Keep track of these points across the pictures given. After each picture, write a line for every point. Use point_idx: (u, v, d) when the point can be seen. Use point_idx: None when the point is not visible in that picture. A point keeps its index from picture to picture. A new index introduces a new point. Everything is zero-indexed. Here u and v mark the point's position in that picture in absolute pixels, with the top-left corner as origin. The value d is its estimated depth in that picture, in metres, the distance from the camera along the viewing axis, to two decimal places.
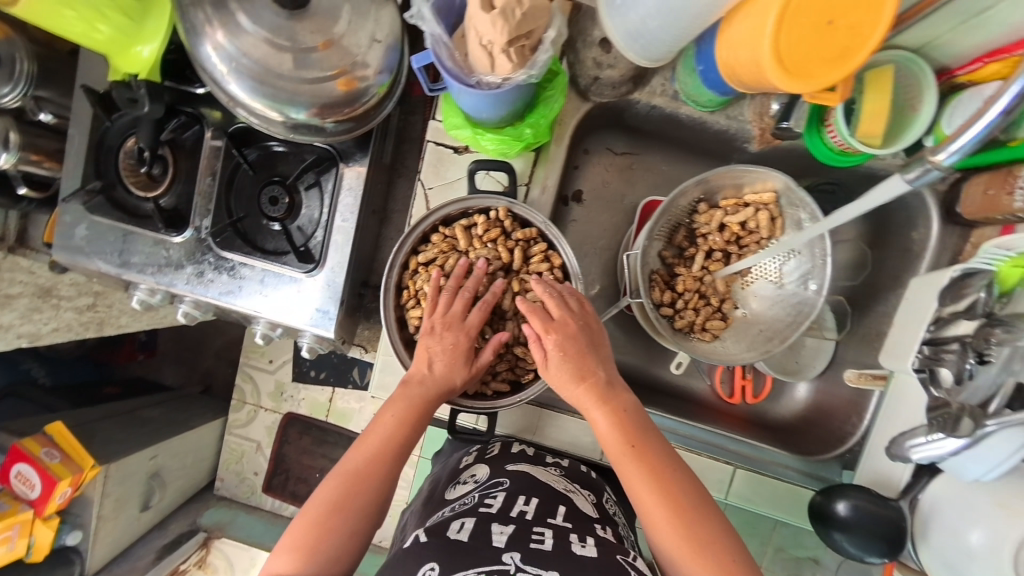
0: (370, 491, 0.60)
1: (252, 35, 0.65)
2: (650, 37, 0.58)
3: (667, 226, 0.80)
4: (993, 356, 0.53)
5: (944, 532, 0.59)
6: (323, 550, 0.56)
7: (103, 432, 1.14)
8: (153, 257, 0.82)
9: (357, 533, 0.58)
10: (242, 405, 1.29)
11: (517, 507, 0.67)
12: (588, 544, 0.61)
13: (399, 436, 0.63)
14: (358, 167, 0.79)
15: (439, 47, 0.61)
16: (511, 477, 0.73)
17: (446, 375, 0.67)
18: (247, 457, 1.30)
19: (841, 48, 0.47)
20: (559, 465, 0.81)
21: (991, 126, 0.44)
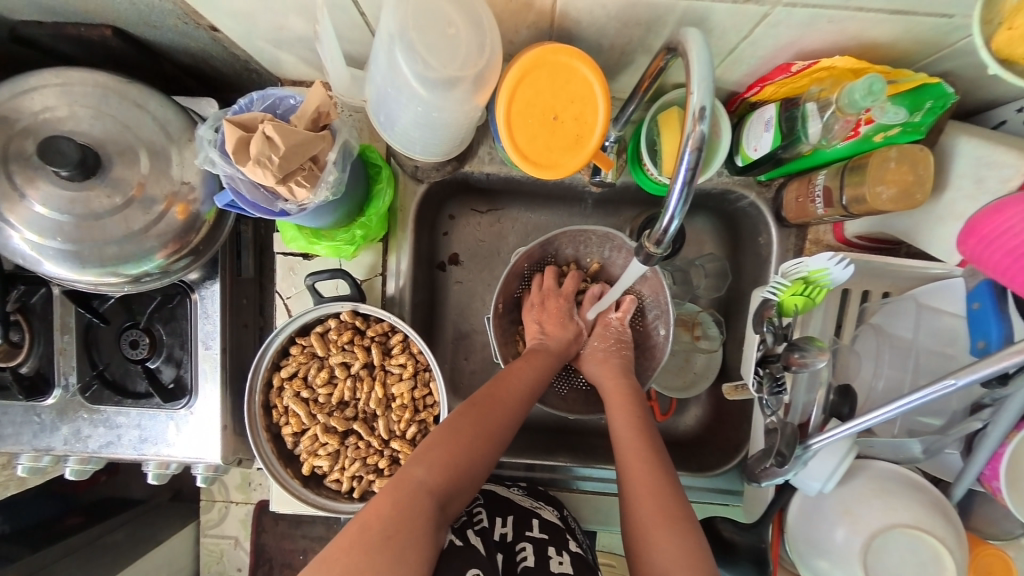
0: (503, 422, 0.68)
1: (49, 213, 0.64)
2: (422, 142, 0.60)
3: (531, 268, 0.88)
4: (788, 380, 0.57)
5: (808, 545, 0.62)
6: (456, 472, 0.61)
7: None
8: (26, 424, 0.81)
9: (485, 462, 0.64)
10: (211, 504, 1.28)
11: (498, 529, 0.75)
12: (564, 560, 0.70)
13: (540, 380, 0.75)
14: (210, 292, 0.79)
15: (237, 183, 0.62)
16: (484, 492, 0.82)
17: (563, 344, 0.82)
18: (227, 555, 1.29)
19: (573, 136, 0.50)
20: (520, 485, 0.88)
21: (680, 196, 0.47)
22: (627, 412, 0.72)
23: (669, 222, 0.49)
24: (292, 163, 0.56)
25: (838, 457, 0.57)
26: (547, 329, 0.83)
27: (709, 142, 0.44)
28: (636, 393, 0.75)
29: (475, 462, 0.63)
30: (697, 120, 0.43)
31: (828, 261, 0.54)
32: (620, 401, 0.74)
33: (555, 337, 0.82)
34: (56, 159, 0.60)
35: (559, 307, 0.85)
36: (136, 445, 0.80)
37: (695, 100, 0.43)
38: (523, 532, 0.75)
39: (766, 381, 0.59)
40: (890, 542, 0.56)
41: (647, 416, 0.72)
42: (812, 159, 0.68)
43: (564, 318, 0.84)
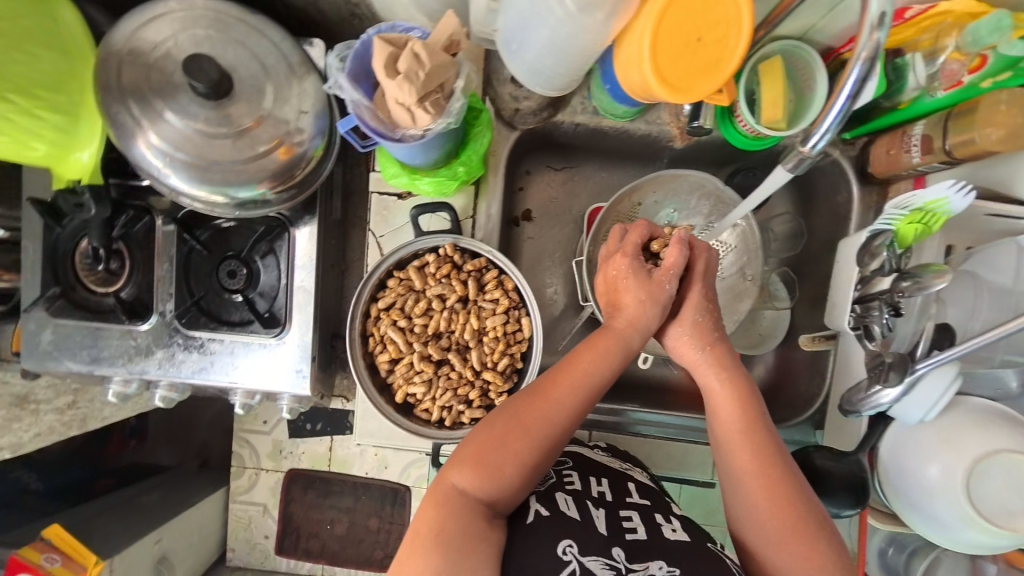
0: (548, 418, 0.61)
1: (182, 128, 0.68)
2: (548, 72, 0.63)
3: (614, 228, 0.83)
4: (906, 307, 0.60)
5: (901, 476, 0.64)
6: (494, 476, 0.59)
7: (101, 528, 1.12)
8: (122, 348, 0.83)
9: (528, 465, 0.60)
10: (242, 471, 1.26)
11: (594, 489, 0.70)
12: (676, 527, 0.66)
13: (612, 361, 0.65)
14: (308, 227, 0.82)
15: (361, 110, 0.65)
16: (572, 456, 0.78)
17: (641, 314, 0.66)
18: (255, 523, 1.27)
19: (713, 59, 0.53)
20: (601, 447, 0.86)
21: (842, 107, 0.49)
22: (728, 404, 0.63)
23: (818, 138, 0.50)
24: (432, 83, 0.59)
25: (944, 384, 0.59)
26: (624, 299, 0.67)
27: (883, 50, 0.46)
28: (745, 386, 0.64)
29: (514, 464, 0.60)
30: (874, 28, 0.46)
31: (947, 189, 0.55)
32: (725, 398, 0.64)
33: (629, 316, 0.66)
34: (197, 75, 0.62)
35: (638, 284, 0.67)
36: (227, 372, 0.83)
37: (876, 6, 0.45)
38: (623, 497, 0.70)
39: (878, 307, 0.62)
40: (992, 467, 0.58)
41: (761, 411, 0.63)
42: (908, 111, 0.70)
43: (635, 279, 0.67)
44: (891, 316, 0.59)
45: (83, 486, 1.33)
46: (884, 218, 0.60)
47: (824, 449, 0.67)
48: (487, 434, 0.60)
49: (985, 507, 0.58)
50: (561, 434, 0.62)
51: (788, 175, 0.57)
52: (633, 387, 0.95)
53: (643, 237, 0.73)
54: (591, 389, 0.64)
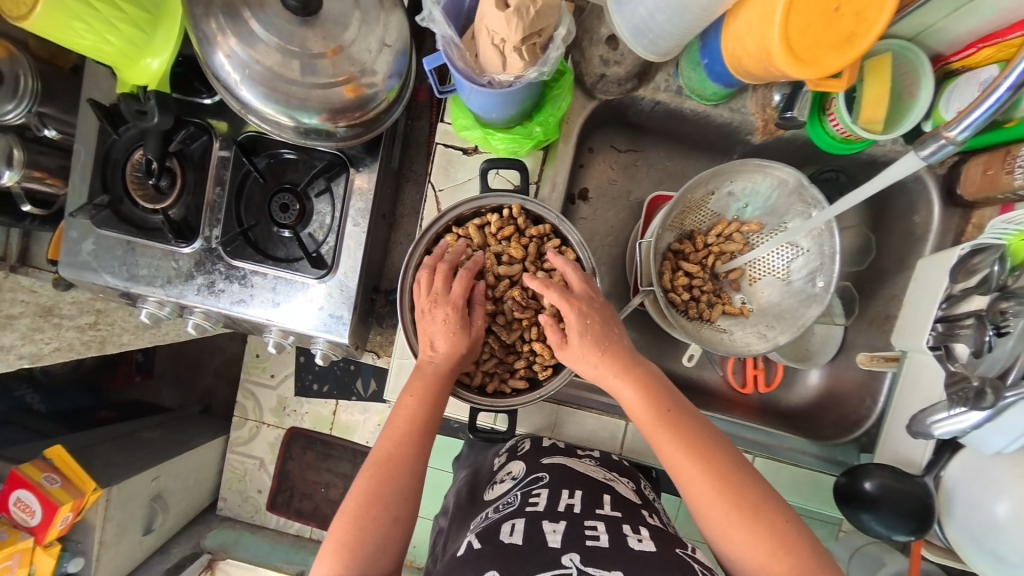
0: (410, 416, 0.63)
1: (264, 42, 0.65)
2: (658, 32, 0.61)
3: (673, 220, 0.80)
4: (1010, 328, 0.54)
5: (968, 508, 0.60)
6: (387, 497, 0.59)
7: (102, 456, 1.11)
8: (162, 269, 0.81)
9: (414, 458, 0.62)
10: (243, 422, 1.25)
11: (562, 501, 0.70)
12: (643, 538, 0.63)
13: (423, 414, 0.64)
14: (368, 171, 0.80)
15: (450, 48, 0.62)
16: (548, 471, 0.76)
17: (451, 348, 0.66)
18: (250, 475, 1.26)
19: (847, 32, 0.49)
20: (592, 457, 0.85)
21: (997, 101, 0.48)
22: (674, 433, 0.60)
23: (959, 131, 0.49)
24: (537, 25, 0.56)
25: None
26: (449, 339, 0.66)
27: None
28: (662, 395, 0.62)
29: (406, 474, 0.61)
30: None
31: None
32: (644, 413, 0.62)
33: (444, 355, 0.66)
34: None
35: (449, 318, 0.67)
36: (266, 308, 0.81)
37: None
38: (592, 510, 0.68)
39: (983, 322, 0.56)
40: None
41: (706, 436, 0.61)
42: (1015, 131, 0.68)
43: (459, 330, 0.67)
44: (993, 336, 0.55)
45: (82, 414, 1.33)
46: (994, 231, 0.57)
47: (884, 468, 0.63)
48: (359, 490, 0.60)
49: None
50: (440, 392, 0.65)
51: (919, 163, 0.54)
52: (672, 384, 0.91)
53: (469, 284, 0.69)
54: (445, 381, 0.66)
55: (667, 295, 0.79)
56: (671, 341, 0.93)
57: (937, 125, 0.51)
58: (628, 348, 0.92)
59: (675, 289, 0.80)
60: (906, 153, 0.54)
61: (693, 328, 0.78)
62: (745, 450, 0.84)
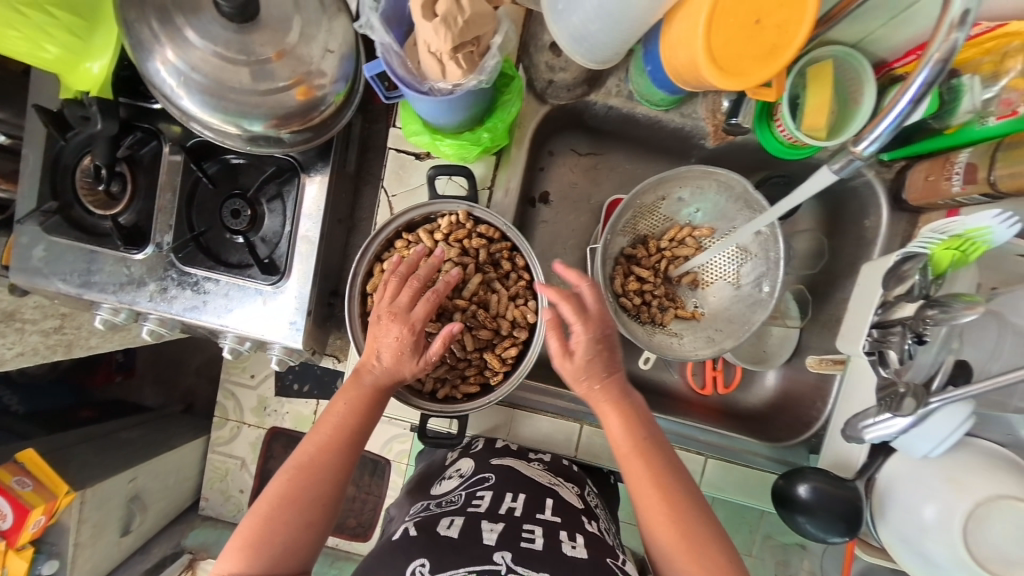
0: (337, 426, 0.63)
1: (200, 50, 0.65)
2: (592, 40, 0.60)
3: (627, 222, 0.81)
4: (931, 336, 0.56)
5: (897, 509, 0.62)
6: (299, 505, 0.59)
7: (79, 457, 1.12)
8: (115, 275, 0.81)
9: (338, 466, 0.62)
10: (225, 422, 1.21)
11: (504, 504, 0.70)
12: (577, 544, 0.64)
13: (350, 425, 0.64)
14: (320, 175, 0.79)
15: (390, 56, 0.62)
16: (496, 472, 0.77)
17: (394, 367, 0.65)
18: (232, 475, 1.22)
19: (769, 45, 0.49)
20: (542, 460, 0.85)
21: (899, 116, 0.44)
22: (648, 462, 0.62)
23: (863, 144, 0.47)
24: (470, 34, 0.56)
25: (955, 423, 0.56)
26: (404, 360, 0.65)
27: (956, 56, 0.41)
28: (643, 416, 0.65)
29: (327, 481, 0.61)
30: (952, 29, 0.40)
31: (991, 219, 0.52)
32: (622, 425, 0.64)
33: (387, 368, 0.65)
34: None
35: (403, 339, 0.64)
36: (221, 313, 0.81)
37: (961, 4, 0.39)
38: (534, 513, 0.69)
39: (904, 332, 0.58)
40: (994, 514, 0.55)
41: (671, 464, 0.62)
42: (957, 137, 0.68)
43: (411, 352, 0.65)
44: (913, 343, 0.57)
45: (65, 413, 1.32)
46: (920, 241, 0.57)
47: (820, 471, 0.64)
48: (276, 489, 0.60)
49: (981, 553, 0.55)
50: (373, 406, 0.65)
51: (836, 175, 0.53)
52: (630, 387, 0.92)
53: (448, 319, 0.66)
54: (382, 392, 0.66)
55: (617, 299, 0.80)
56: (630, 344, 0.94)
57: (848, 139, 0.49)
58: None
59: (626, 293, 0.81)
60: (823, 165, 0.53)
61: (642, 331, 0.80)
62: (698, 452, 0.86)
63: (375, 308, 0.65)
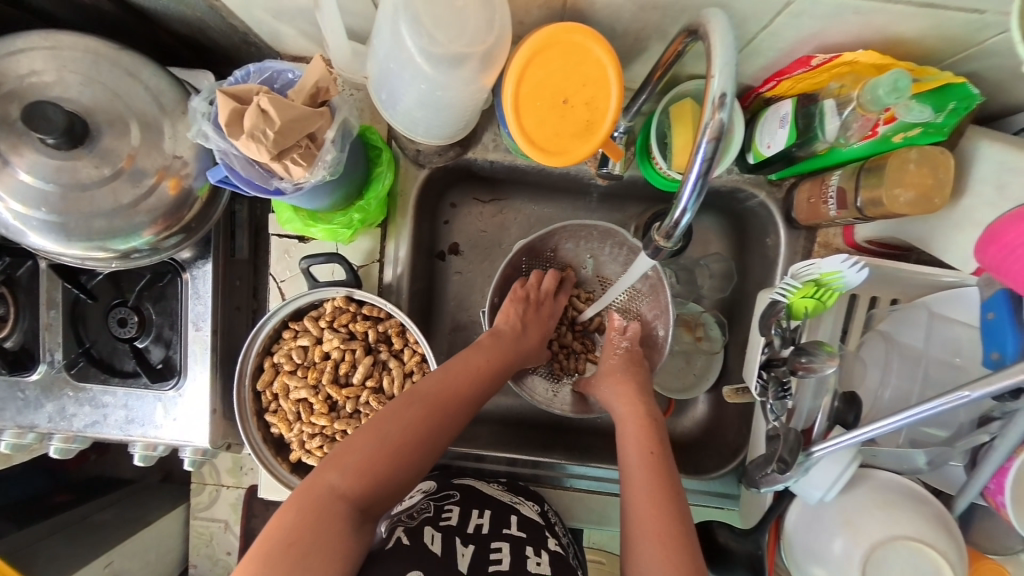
0: (480, 367, 0.69)
1: (34, 185, 0.62)
2: (425, 124, 0.57)
3: (530, 267, 0.85)
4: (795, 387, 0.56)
5: (802, 551, 0.61)
6: (414, 445, 0.60)
7: (46, 552, 1.02)
8: (10, 400, 0.79)
9: (456, 419, 0.65)
10: (202, 486, 1.24)
11: (472, 522, 0.71)
12: (541, 560, 0.67)
13: (484, 378, 0.69)
14: (202, 273, 0.77)
15: (230, 159, 0.60)
16: (461, 488, 0.77)
17: (530, 342, 0.77)
18: (216, 538, 1.24)
19: (583, 122, 0.48)
20: (502, 479, 0.84)
21: (694, 185, 0.45)
22: (640, 442, 0.67)
23: (679, 216, 0.47)
24: (288, 140, 0.54)
25: (841, 468, 0.55)
26: (529, 329, 0.78)
27: (728, 133, 0.42)
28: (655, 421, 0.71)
29: (433, 433, 0.62)
30: (716, 109, 0.42)
31: (841, 264, 0.51)
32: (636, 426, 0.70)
33: (531, 342, 0.77)
34: (42, 126, 0.57)
35: (547, 319, 0.81)
36: (123, 425, 0.79)
37: (716, 86, 0.41)
38: (500, 528, 0.71)
39: (771, 385, 0.58)
40: (890, 555, 0.55)
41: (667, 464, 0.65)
42: (827, 159, 0.65)
43: (549, 318, 0.81)
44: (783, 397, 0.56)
45: (38, 500, 1.15)
46: (779, 288, 0.56)
47: (726, 525, 0.67)
48: (402, 423, 0.60)
49: None
50: (502, 372, 0.72)
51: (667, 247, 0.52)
52: (560, 431, 0.91)
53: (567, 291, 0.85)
54: (512, 355, 0.74)
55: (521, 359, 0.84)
56: None
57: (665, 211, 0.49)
58: (510, 400, 0.92)
59: None
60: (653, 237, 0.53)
61: (536, 381, 0.85)
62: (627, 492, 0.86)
63: (526, 288, 0.81)
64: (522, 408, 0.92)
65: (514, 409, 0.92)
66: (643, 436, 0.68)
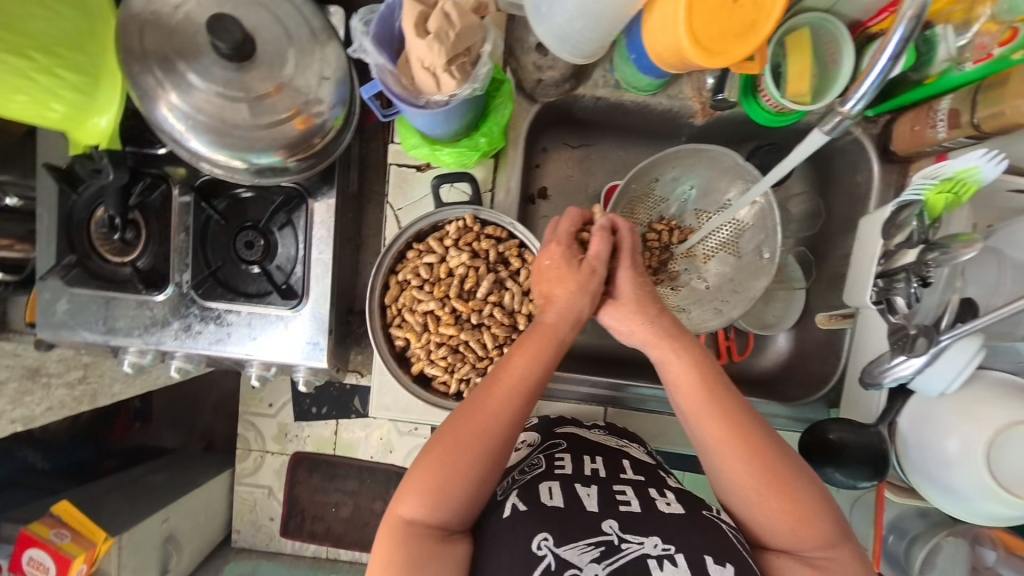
0: (522, 373, 0.60)
1: (203, 91, 0.67)
2: (578, 36, 0.62)
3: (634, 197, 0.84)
4: (935, 278, 0.60)
5: (918, 447, 0.65)
6: (469, 454, 0.57)
7: (110, 504, 1.11)
8: (138, 319, 0.83)
9: (509, 418, 0.59)
10: (247, 453, 1.23)
11: (587, 466, 0.66)
12: (671, 500, 0.61)
13: (534, 372, 0.61)
14: (327, 198, 0.82)
15: (385, 75, 0.64)
16: (566, 438, 0.73)
17: (572, 304, 0.64)
18: (260, 505, 1.24)
19: (748, 21, 0.53)
20: (600, 426, 0.81)
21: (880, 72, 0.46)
22: (699, 397, 0.59)
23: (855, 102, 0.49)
24: (461, 45, 0.59)
25: (968, 356, 0.59)
26: (563, 282, 0.65)
27: (927, 11, 0.45)
28: (713, 371, 0.60)
29: (480, 440, 0.57)
30: None
31: (978, 158, 0.56)
32: (691, 382, 0.60)
33: (569, 304, 0.64)
34: (221, 35, 0.61)
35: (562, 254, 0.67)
36: (246, 343, 0.83)
37: None
38: (617, 473, 0.66)
39: (909, 275, 0.62)
40: (1011, 440, 0.59)
41: (757, 432, 0.58)
42: (936, 86, 0.69)
43: (572, 274, 0.65)
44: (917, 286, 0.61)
45: (90, 466, 1.27)
46: (913, 188, 0.60)
47: (841, 424, 0.68)
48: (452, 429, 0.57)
49: (1003, 477, 0.59)
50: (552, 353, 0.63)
51: (825, 138, 0.54)
52: (647, 365, 0.95)
53: (575, 225, 0.70)
54: (558, 334, 0.63)
55: None
56: None
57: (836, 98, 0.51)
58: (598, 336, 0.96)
59: None
60: (813, 131, 0.54)
61: None
62: None
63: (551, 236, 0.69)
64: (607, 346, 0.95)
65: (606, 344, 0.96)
66: (710, 400, 0.58)
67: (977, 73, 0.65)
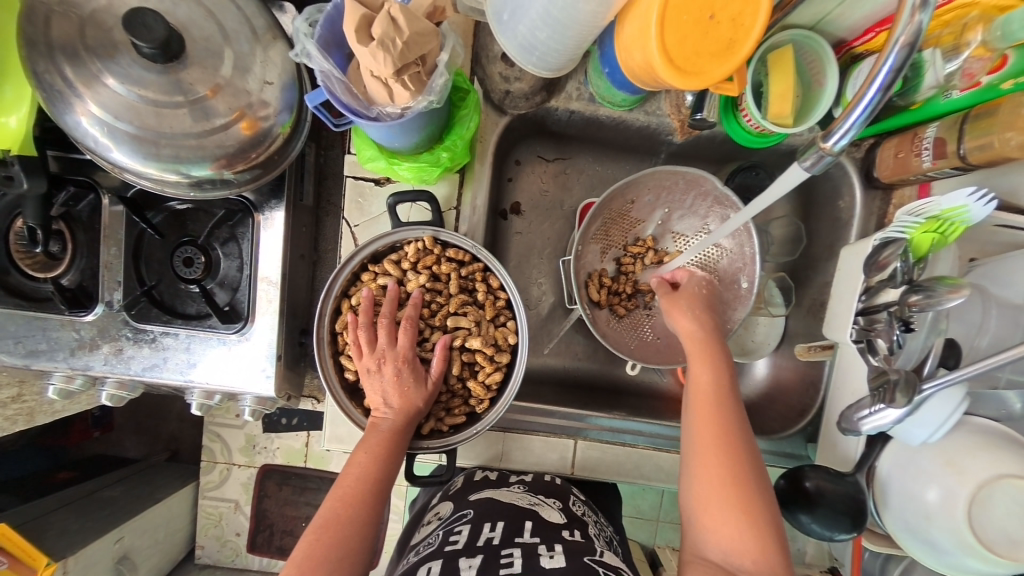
0: (363, 475, 0.60)
1: (123, 95, 0.60)
2: (544, 47, 0.57)
3: (609, 218, 0.79)
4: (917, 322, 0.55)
5: (902, 498, 0.61)
6: (322, 564, 0.55)
7: (57, 523, 0.97)
8: (62, 341, 0.74)
9: (365, 511, 0.59)
10: (212, 465, 1.17)
11: (483, 535, 0.64)
12: (555, 554, 0.60)
13: (379, 471, 0.61)
14: (274, 212, 0.74)
15: (332, 83, 0.57)
16: (475, 506, 0.71)
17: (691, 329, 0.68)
18: (226, 519, 1.18)
19: (726, 40, 0.48)
20: (523, 483, 0.78)
21: (867, 107, 0.43)
22: (706, 394, 0.62)
23: (839, 136, 0.45)
24: (412, 54, 0.53)
25: (950, 407, 0.56)
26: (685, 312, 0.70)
27: (922, 37, 0.40)
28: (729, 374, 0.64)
29: (344, 535, 0.57)
30: (916, 11, 0.39)
31: (967, 198, 0.53)
32: (705, 388, 0.63)
33: (399, 408, 0.65)
34: (140, 33, 0.53)
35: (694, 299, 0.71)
36: (183, 369, 0.75)
37: None
38: (512, 538, 0.63)
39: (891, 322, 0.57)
40: (995, 495, 0.56)
41: (747, 446, 0.59)
42: (922, 112, 0.66)
43: (414, 384, 0.66)
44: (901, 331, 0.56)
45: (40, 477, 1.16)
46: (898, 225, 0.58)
47: (819, 469, 0.64)
48: (310, 536, 0.57)
49: (985, 535, 0.55)
50: (395, 450, 0.63)
51: (806, 174, 0.51)
52: (623, 393, 0.90)
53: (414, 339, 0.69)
54: (399, 433, 0.64)
55: (596, 307, 0.79)
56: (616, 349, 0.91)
57: (817, 132, 0.47)
58: (571, 360, 0.90)
59: (602, 302, 0.80)
60: (792, 163, 0.51)
61: (611, 329, 0.80)
62: None
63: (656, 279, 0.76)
64: (580, 370, 0.90)
65: (579, 368, 0.90)
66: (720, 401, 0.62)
67: (965, 102, 0.61)
